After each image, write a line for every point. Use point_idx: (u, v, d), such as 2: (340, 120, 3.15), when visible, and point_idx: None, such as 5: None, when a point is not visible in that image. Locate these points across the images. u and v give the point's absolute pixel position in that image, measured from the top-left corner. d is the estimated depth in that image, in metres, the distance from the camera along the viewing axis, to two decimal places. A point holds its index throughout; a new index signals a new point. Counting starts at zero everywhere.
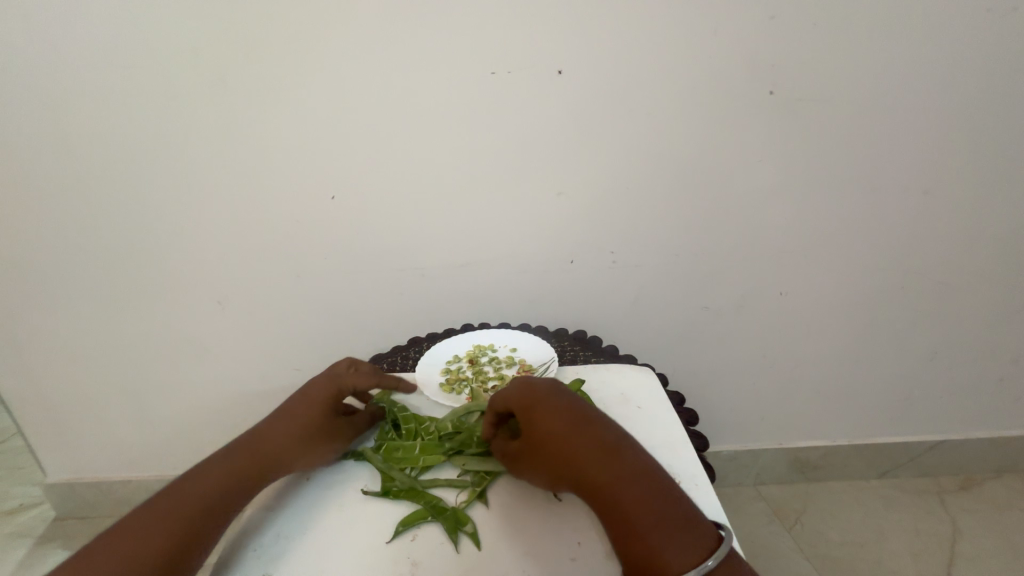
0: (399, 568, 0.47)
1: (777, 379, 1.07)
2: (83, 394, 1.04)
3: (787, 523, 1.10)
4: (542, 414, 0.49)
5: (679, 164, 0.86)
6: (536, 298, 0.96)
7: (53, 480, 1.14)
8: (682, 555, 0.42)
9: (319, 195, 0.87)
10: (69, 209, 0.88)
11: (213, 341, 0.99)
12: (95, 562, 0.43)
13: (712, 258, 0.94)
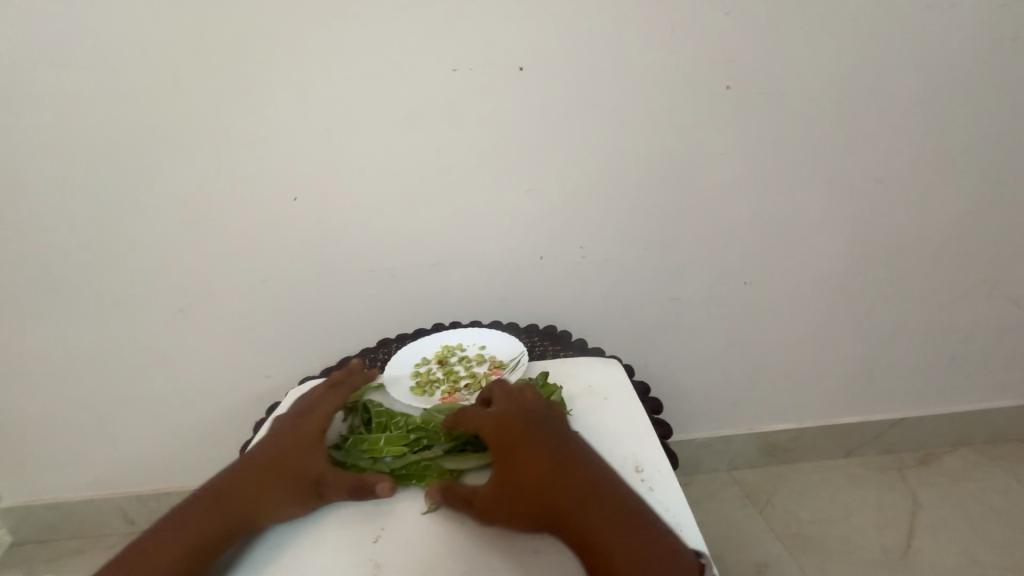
0: (361, 570, 0.47)
1: (746, 365, 1.10)
2: (39, 412, 1.00)
3: (760, 505, 1.13)
4: (518, 441, 0.52)
5: (642, 159, 0.88)
6: (508, 295, 0.96)
7: (9, 503, 1.08)
8: None
9: (282, 197, 0.85)
10: (13, 219, 0.84)
11: (177, 352, 0.96)
12: None
13: (678, 249, 0.96)
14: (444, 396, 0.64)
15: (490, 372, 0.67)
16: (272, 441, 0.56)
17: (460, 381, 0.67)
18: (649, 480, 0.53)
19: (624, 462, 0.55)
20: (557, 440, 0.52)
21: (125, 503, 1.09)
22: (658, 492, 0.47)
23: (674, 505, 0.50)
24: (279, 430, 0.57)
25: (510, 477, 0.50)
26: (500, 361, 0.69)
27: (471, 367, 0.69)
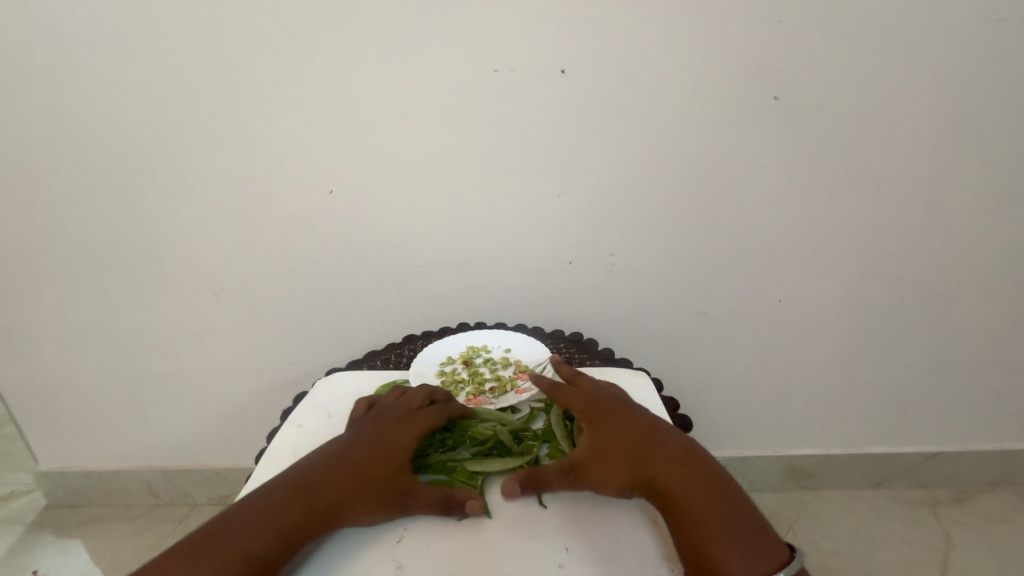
0: (383, 568, 0.47)
1: (774, 386, 1.07)
2: (77, 382, 1.04)
3: (780, 531, 1.10)
4: (608, 423, 0.55)
5: (681, 168, 0.86)
6: (534, 299, 0.95)
7: (45, 467, 1.13)
8: (748, 561, 0.44)
9: (318, 189, 0.86)
10: (65, 198, 0.88)
11: (208, 334, 0.99)
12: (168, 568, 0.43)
13: (711, 262, 0.93)
14: (470, 398, 0.64)
15: (515, 376, 0.67)
16: (368, 444, 0.53)
17: (484, 384, 0.66)
18: None
19: None
20: (643, 423, 0.54)
21: (150, 476, 1.13)
22: (712, 502, 0.47)
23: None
24: (366, 432, 0.55)
25: (605, 456, 0.52)
26: (526, 366, 0.69)
27: (496, 370, 0.68)
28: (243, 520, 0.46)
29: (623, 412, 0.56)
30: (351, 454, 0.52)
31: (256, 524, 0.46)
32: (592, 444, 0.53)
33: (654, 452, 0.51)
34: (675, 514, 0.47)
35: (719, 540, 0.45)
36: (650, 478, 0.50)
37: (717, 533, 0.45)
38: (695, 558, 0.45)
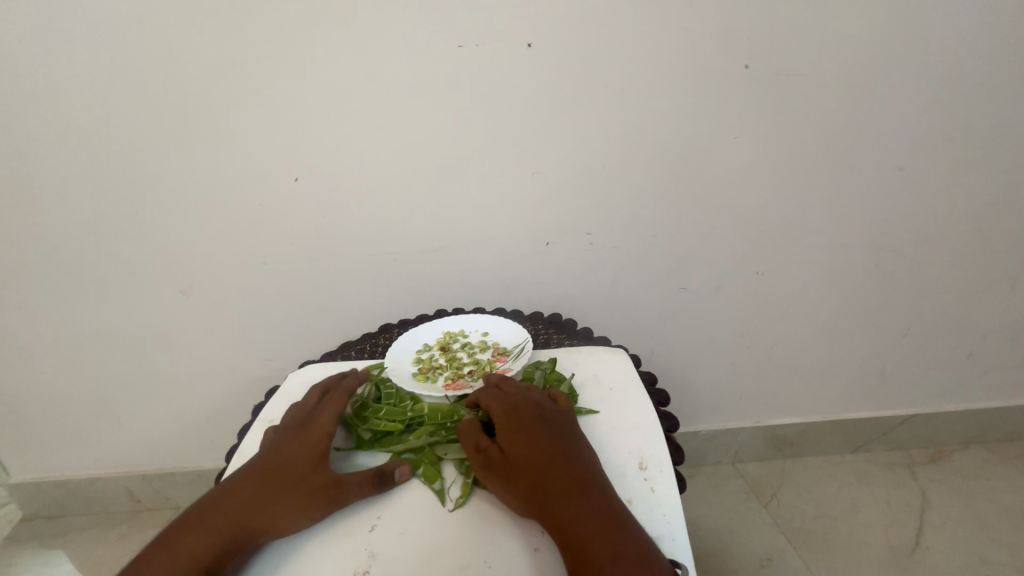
0: (356, 561, 0.42)
1: (756, 358, 1.08)
2: (44, 390, 1.00)
3: (765, 499, 1.12)
4: (516, 439, 0.47)
5: (653, 143, 0.85)
6: (513, 282, 0.94)
7: (19, 479, 1.10)
8: None
9: (282, 178, 0.83)
10: (10, 198, 0.83)
11: (180, 334, 0.95)
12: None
13: (688, 238, 0.93)
14: (448, 382, 0.61)
15: (494, 359, 0.65)
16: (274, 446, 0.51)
17: (463, 368, 0.64)
18: (652, 480, 0.48)
19: (626, 457, 0.51)
20: (551, 438, 0.47)
21: (130, 482, 1.10)
22: (603, 537, 0.40)
23: (673, 511, 0.46)
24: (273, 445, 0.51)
25: (504, 470, 0.45)
26: (504, 348, 0.67)
27: (474, 354, 0.67)
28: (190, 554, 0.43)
29: (534, 425, 0.48)
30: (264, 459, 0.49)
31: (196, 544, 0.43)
32: (496, 456, 0.47)
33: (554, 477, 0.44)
34: (562, 537, 0.41)
35: (605, 570, 0.39)
36: (543, 498, 0.43)
37: (603, 566, 0.39)
38: None
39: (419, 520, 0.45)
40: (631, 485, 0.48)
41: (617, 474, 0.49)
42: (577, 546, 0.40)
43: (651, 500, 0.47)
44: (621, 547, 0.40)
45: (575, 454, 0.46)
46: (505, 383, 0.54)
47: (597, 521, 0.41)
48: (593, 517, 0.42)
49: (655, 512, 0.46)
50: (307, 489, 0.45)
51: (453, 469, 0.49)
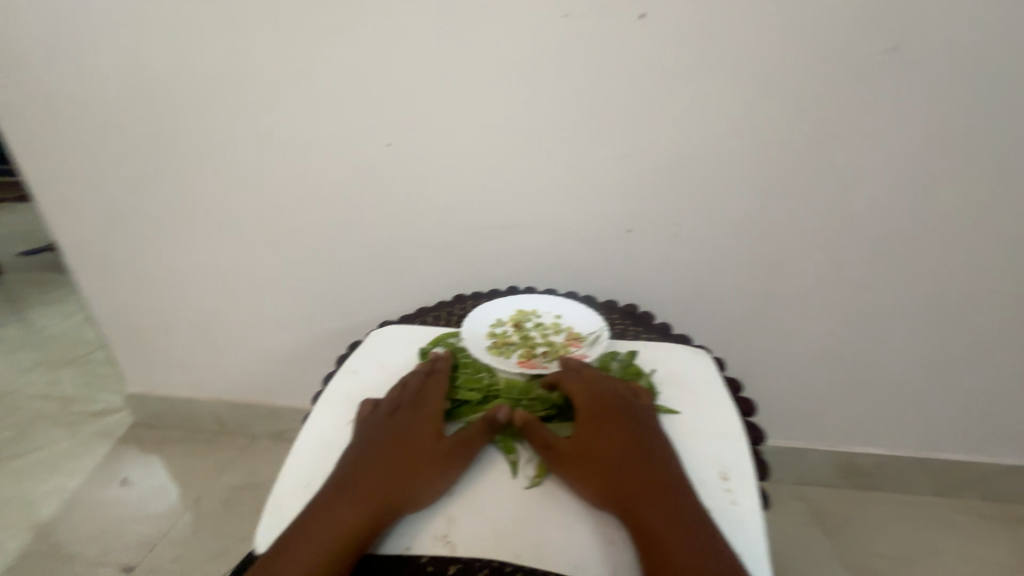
0: (435, 521, 0.44)
1: (841, 377, 0.99)
2: (157, 316, 1.13)
3: (829, 528, 1.03)
4: (605, 433, 0.47)
5: (763, 131, 0.77)
6: (587, 267, 0.91)
7: (131, 389, 1.26)
8: None
9: (375, 141, 0.85)
10: (144, 141, 0.92)
11: (270, 280, 1.03)
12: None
13: (785, 240, 0.85)
14: (522, 359, 0.61)
15: (568, 343, 0.64)
16: (376, 424, 0.49)
17: (537, 348, 0.63)
18: (734, 493, 0.46)
19: (707, 465, 0.48)
20: (641, 440, 0.46)
21: (218, 407, 1.23)
22: (692, 549, 0.38)
23: (754, 528, 0.43)
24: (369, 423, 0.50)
25: (589, 461, 0.45)
26: (578, 334, 0.66)
27: (548, 335, 0.66)
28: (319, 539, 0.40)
29: (626, 424, 0.47)
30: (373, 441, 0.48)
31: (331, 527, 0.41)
32: (581, 446, 0.46)
33: (643, 479, 0.43)
34: (647, 540, 0.39)
35: None
36: (630, 497, 0.42)
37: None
38: None
39: (495, 492, 0.45)
40: (710, 494, 0.46)
41: (697, 480, 0.47)
42: (662, 551, 0.38)
43: (732, 513, 0.44)
44: (711, 564, 0.38)
45: (666, 460, 0.45)
46: (592, 373, 0.53)
47: (685, 531, 0.40)
48: (681, 526, 0.40)
49: (737, 527, 0.43)
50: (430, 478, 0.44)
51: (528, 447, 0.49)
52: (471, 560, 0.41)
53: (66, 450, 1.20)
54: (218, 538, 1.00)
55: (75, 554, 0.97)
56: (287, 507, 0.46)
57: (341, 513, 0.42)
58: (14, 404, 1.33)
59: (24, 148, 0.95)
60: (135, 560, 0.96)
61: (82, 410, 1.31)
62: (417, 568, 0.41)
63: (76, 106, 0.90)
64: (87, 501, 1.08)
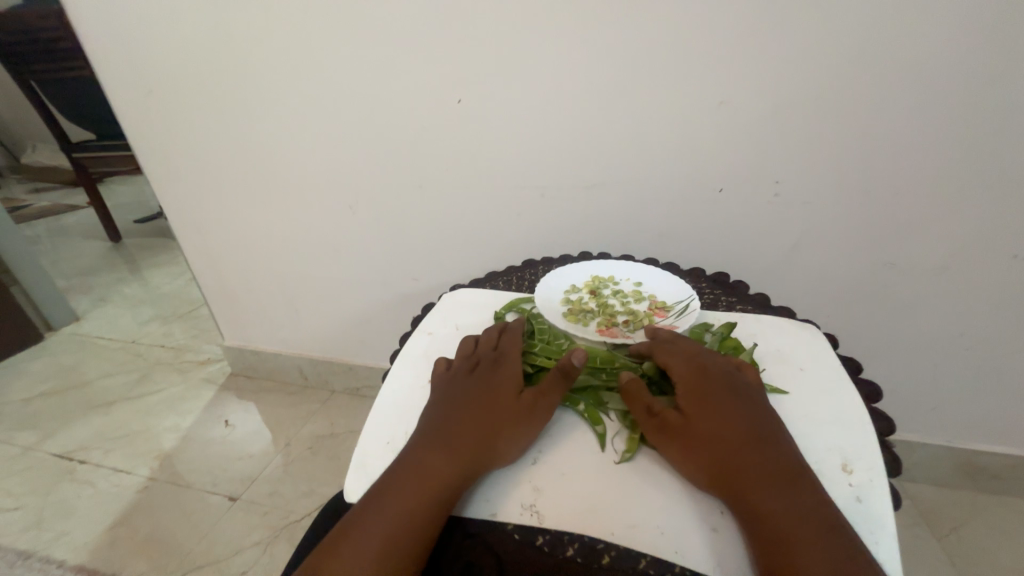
0: (519, 488, 0.42)
1: (973, 365, 0.84)
2: (247, 276, 1.21)
3: (939, 530, 0.91)
4: (709, 408, 0.42)
5: (906, 66, 0.63)
6: (669, 231, 0.84)
7: (228, 343, 1.39)
8: None
9: (445, 99, 0.81)
10: (227, 108, 0.95)
11: (345, 243, 1.06)
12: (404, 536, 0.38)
13: (919, 199, 0.72)
14: (601, 328, 0.56)
15: (651, 313, 0.59)
16: (459, 380, 0.49)
17: (616, 316, 0.59)
18: (861, 488, 0.39)
19: (825, 453, 0.42)
20: (753, 419, 0.41)
21: (301, 362, 1.33)
22: (820, 543, 0.34)
23: (886, 531, 0.37)
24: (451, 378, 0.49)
25: (692, 438, 0.41)
26: (662, 303, 0.60)
27: (628, 304, 0.61)
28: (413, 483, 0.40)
29: (734, 401, 0.42)
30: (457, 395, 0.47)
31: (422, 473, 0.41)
32: (682, 421, 0.42)
33: (758, 461, 0.38)
34: (764, 529, 0.35)
35: None
36: (742, 480, 0.37)
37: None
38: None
39: (580, 465, 0.43)
40: (831, 487, 0.40)
41: (814, 470, 0.41)
42: (782, 542, 0.34)
43: (859, 510, 0.38)
44: (844, 562, 0.33)
45: (782, 444, 0.40)
46: (691, 346, 0.49)
47: (811, 523, 0.35)
48: (805, 518, 0.35)
49: (866, 527, 0.37)
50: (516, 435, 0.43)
51: (614, 420, 0.47)
52: (560, 533, 0.39)
53: (180, 393, 1.37)
54: (306, 478, 1.10)
55: (192, 481, 1.11)
56: (374, 462, 0.46)
57: (432, 460, 0.41)
58: (137, 352, 1.53)
59: (128, 119, 1.03)
60: (239, 491, 1.08)
61: (191, 359, 1.49)
62: (504, 535, 0.39)
63: (167, 76, 0.95)
64: (198, 438, 1.23)
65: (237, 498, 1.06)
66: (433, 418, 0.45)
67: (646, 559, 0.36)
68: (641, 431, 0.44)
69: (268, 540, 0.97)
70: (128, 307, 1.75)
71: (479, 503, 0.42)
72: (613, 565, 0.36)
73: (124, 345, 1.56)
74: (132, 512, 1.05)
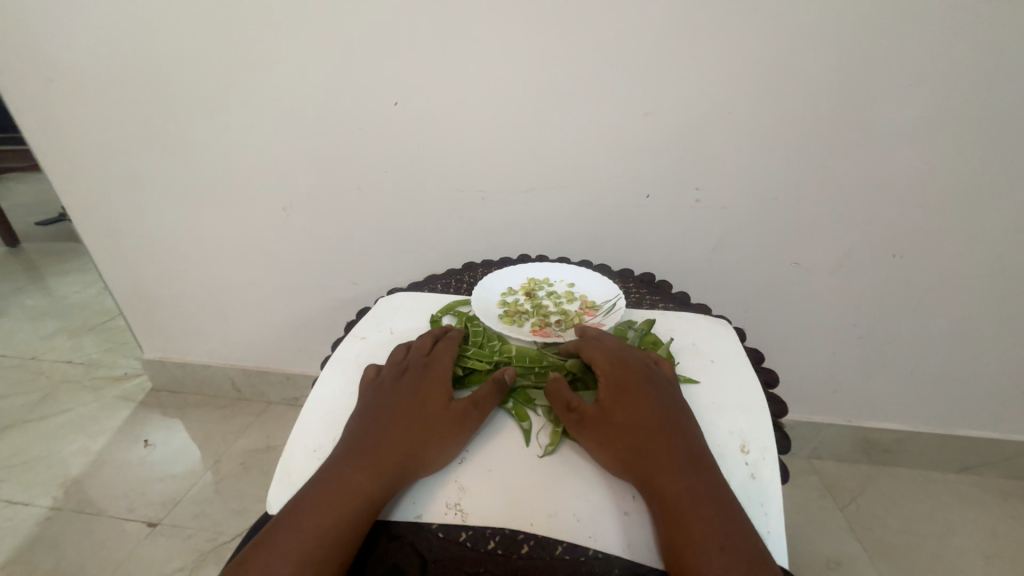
0: (447, 488, 0.43)
1: (865, 352, 0.96)
2: (170, 283, 1.13)
3: (841, 501, 1.02)
4: (625, 402, 0.45)
5: (801, 88, 0.72)
6: (603, 234, 0.88)
7: (148, 356, 1.28)
8: None
9: (381, 101, 0.81)
10: (142, 103, 0.88)
11: (279, 247, 1.02)
12: (324, 548, 0.38)
13: (814, 206, 0.81)
14: (535, 328, 0.58)
15: (582, 312, 0.61)
16: (388, 386, 0.49)
17: (550, 317, 0.60)
18: (754, 465, 0.44)
19: (727, 435, 0.46)
20: (665, 411, 0.44)
21: (234, 374, 1.25)
22: (715, 522, 0.37)
23: (773, 503, 0.42)
24: (381, 385, 0.49)
25: (608, 431, 0.43)
26: (593, 303, 0.63)
27: (561, 304, 0.63)
28: (334, 491, 0.40)
29: (647, 393, 0.46)
30: (385, 401, 0.47)
31: (343, 484, 0.41)
32: (601, 414, 0.45)
33: (666, 451, 0.41)
34: (665, 512, 0.38)
35: (714, 556, 0.35)
36: (649, 470, 0.40)
37: (711, 552, 0.35)
38: (673, 562, 0.36)
39: (507, 461, 0.44)
40: (729, 466, 0.44)
41: (716, 452, 0.45)
42: (681, 523, 0.37)
43: (751, 486, 0.42)
44: (731, 536, 0.36)
45: (689, 433, 0.43)
46: (613, 341, 0.52)
47: (707, 503, 0.38)
48: (703, 498, 0.38)
49: (756, 500, 0.41)
50: (441, 438, 0.44)
51: (540, 416, 0.49)
52: (483, 529, 0.40)
53: (90, 412, 1.24)
54: (237, 496, 1.04)
55: (103, 508, 1.01)
56: (299, 471, 0.45)
57: (355, 469, 0.41)
58: (37, 369, 1.37)
59: (22, 110, 0.92)
60: (160, 515, 1.00)
61: (103, 376, 1.36)
62: (428, 536, 0.40)
63: (70, 65, 0.86)
64: (112, 461, 1.12)
65: (157, 523, 0.98)
66: (360, 426, 0.45)
67: (562, 546, 0.39)
68: (563, 425, 0.46)
69: (193, 565, 0.91)
70: (26, 320, 1.56)
71: (404, 509, 0.42)
72: (531, 554, 0.38)
73: (21, 362, 1.39)
74: (28, 548, 0.93)
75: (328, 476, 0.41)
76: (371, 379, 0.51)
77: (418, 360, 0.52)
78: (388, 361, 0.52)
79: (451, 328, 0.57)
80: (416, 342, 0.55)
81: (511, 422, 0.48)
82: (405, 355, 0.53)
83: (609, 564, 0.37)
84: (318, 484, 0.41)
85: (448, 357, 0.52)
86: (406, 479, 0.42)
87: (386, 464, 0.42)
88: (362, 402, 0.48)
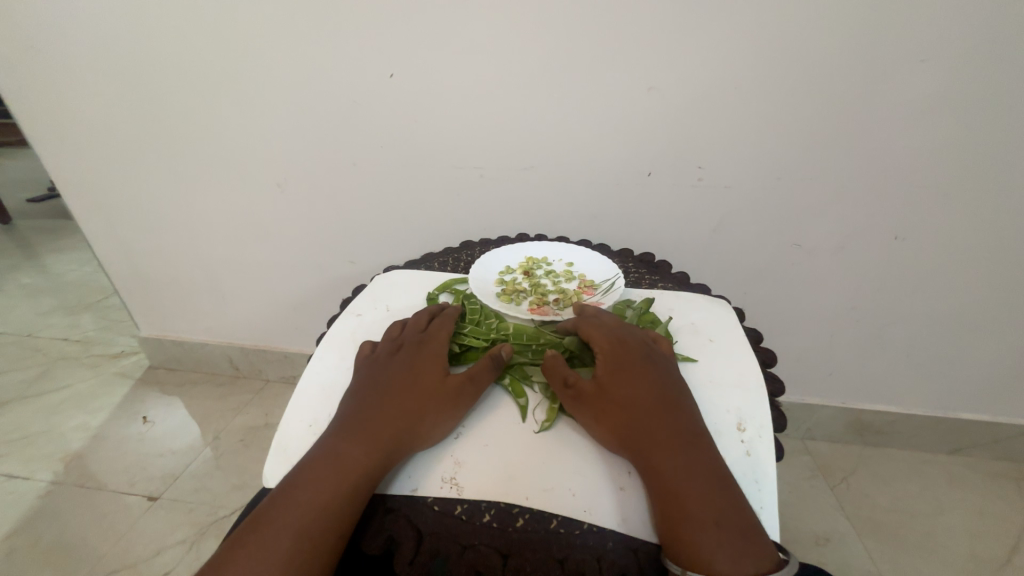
0: (442, 462, 0.43)
1: (862, 334, 0.96)
2: (164, 260, 1.11)
3: (833, 480, 1.04)
4: (622, 379, 0.45)
5: (809, 63, 0.69)
6: (603, 214, 0.87)
7: (145, 334, 1.27)
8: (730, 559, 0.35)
9: (375, 73, 0.78)
10: (127, 72, 0.85)
11: (274, 224, 1.00)
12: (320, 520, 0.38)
13: (818, 186, 0.79)
14: (532, 307, 0.57)
15: (580, 291, 0.60)
16: (383, 363, 0.48)
17: (548, 295, 0.59)
18: (750, 442, 0.44)
19: (723, 413, 0.46)
20: (661, 388, 0.44)
21: (231, 351, 1.25)
22: (710, 497, 0.37)
23: (767, 479, 0.42)
24: (376, 362, 0.49)
25: (605, 408, 0.43)
26: (591, 282, 0.62)
27: (559, 283, 0.62)
28: (330, 465, 0.40)
29: (645, 371, 0.45)
30: (379, 377, 0.47)
31: (339, 458, 0.40)
32: (597, 391, 0.44)
33: (662, 428, 0.41)
34: (661, 487, 0.38)
35: (708, 529, 0.36)
36: (645, 446, 0.40)
37: (705, 525, 0.36)
38: (666, 535, 0.37)
39: (503, 437, 0.44)
40: (725, 443, 0.44)
41: (712, 429, 0.45)
42: (676, 498, 0.37)
43: (746, 462, 0.43)
44: (726, 510, 0.37)
45: (685, 410, 0.43)
46: (610, 319, 0.51)
47: (702, 478, 0.38)
48: (698, 473, 0.38)
49: (751, 477, 0.42)
50: (436, 413, 0.44)
51: (537, 392, 0.48)
52: (478, 502, 0.40)
53: (88, 389, 1.24)
54: (236, 472, 1.05)
55: (104, 482, 1.02)
56: (295, 445, 0.45)
57: (350, 444, 0.41)
58: (33, 346, 1.36)
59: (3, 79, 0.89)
60: (160, 490, 1.01)
61: (100, 353, 1.35)
62: (423, 509, 0.40)
63: (51, 31, 0.83)
64: (111, 437, 1.12)
65: (157, 497, 0.99)
66: (355, 402, 0.45)
67: (557, 520, 0.39)
68: (560, 401, 0.46)
69: (194, 538, 0.92)
70: (21, 297, 1.55)
71: (400, 483, 0.42)
72: (526, 527, 0.39)
73: (16, 339, 1.39)
74: (31, 521, 0.95)
75: (323, 451, 0.41)
76: (366, 356, 0.50)
77: (413, 337, 0.51)
78: (383, 338, 0.52)
79: (447, 306, 0.57)
80: (411, 319, 0.54)
81: (507, 398, 0.48)
82: (400, 333, 0.52)
83: (602, 538, 0.38)
84: (314, 459, 0.41)
85: (443, 334, 0.51)
86: (402, 453, 0.42)
87: (381, 438, 0.42)
88: (357, 378, 0.48)
